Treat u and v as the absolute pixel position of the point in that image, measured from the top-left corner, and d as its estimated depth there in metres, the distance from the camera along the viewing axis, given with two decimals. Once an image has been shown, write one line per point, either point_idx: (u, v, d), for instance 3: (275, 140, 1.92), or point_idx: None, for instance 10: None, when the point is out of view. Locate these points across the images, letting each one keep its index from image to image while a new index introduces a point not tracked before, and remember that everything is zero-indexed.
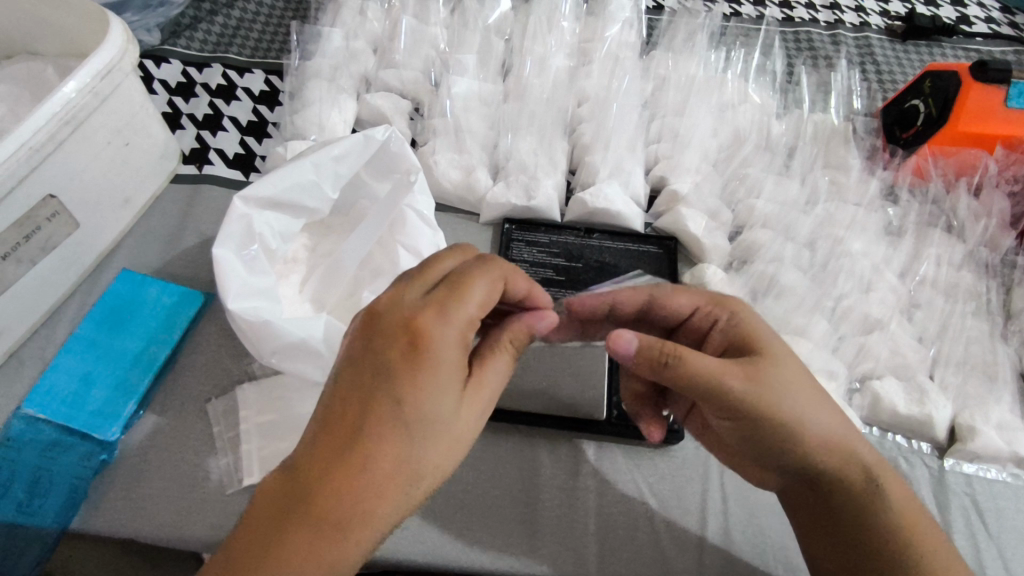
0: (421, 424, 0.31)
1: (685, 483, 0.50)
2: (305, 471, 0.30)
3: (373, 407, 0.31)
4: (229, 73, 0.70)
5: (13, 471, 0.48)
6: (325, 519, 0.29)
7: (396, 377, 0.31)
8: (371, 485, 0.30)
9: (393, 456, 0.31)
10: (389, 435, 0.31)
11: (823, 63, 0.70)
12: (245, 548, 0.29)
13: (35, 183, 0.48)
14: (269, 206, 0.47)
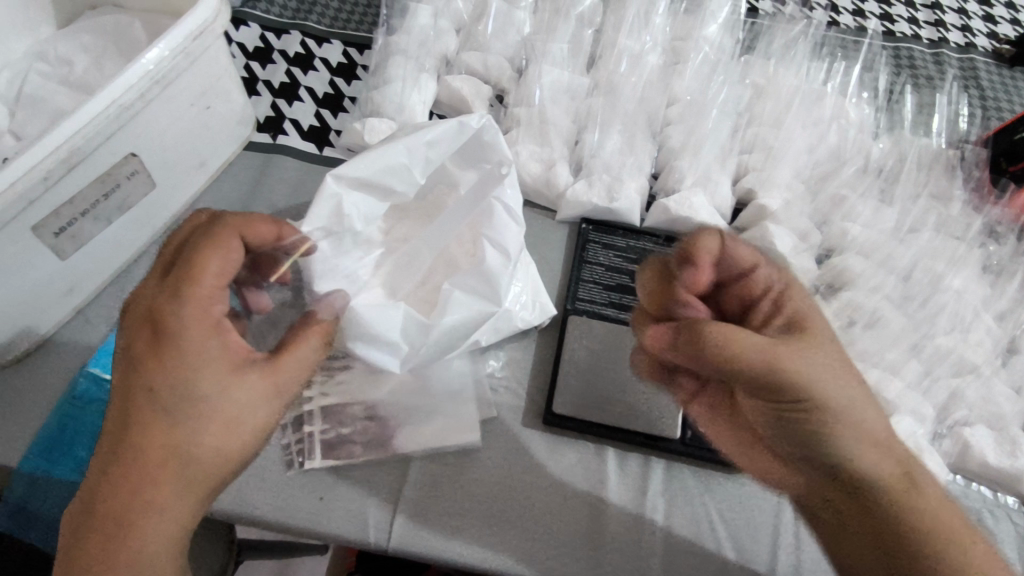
0: (192, 406, 0.33)
1: (756, 513, 0.48)
2: (114, 439, 0.33)
3: (144, 370, 0.33)
4: (308, 41, 0.68)
5: (77, 430, 0.48)
6: (144, 471, 0.33)
7: (141, 368, 0.33)
8: (144, 474, 0.32)
9: (175, 405, 0.33)
10: (157, 424, 0.33)
11: (926, 83, 0.66)
12: (72, 528, 0.33)
13: (120, 142, 0.47)
14: (358, 187, 0.45)
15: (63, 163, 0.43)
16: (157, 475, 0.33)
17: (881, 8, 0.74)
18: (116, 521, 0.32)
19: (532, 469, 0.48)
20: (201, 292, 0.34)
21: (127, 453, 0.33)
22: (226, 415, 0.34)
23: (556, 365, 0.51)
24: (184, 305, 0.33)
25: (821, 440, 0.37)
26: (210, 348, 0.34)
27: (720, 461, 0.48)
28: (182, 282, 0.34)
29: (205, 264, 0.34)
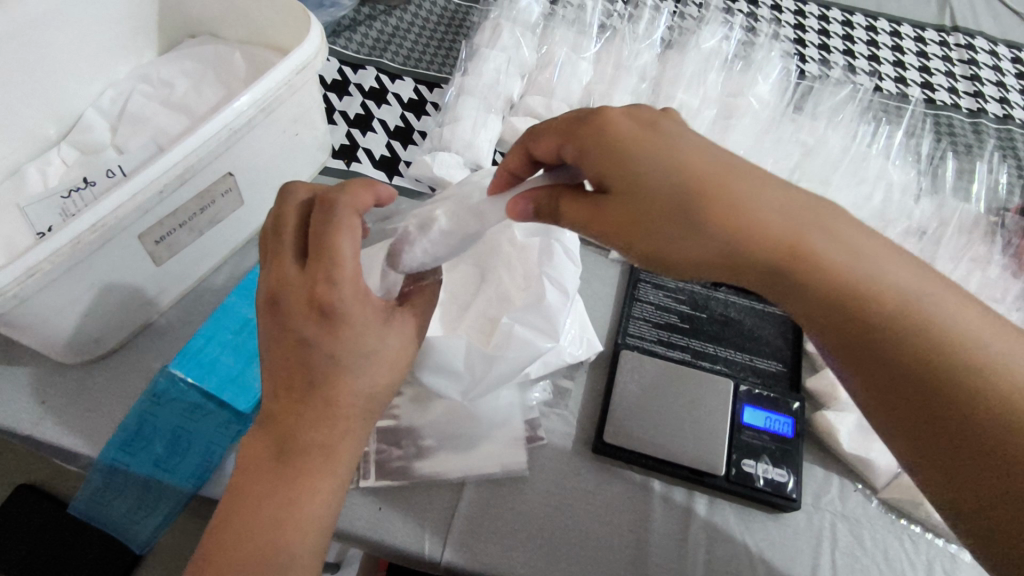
0: (363, 357, 0.39)
1: (794, 553, 0.49)
2: (295, 400, 0.39)
3: (320, 341, 0.38)
4: (382, 77, 0.73)
5: (154, 426, 0.51)
6: (329, 424, 0.39)
7: (316, 337, 0.38)
8: (334, 416, 0.39)
9: (350, 360, 0.39)
10: (342, 378, 0.39)
11: (966, 151, 0.70)
12: (267, 478, 0.38)
13: (222, 162, 0.51)
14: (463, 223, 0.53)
15: (177, 177, 0.47)
16: (339, 417, 0.39)
17: (922, 76, 0.77)
18: (311, 459, 0.38)
19: (580, 495, 0.51)
20: (347, 267, 0.38)
21: (315, 406, 0.38)
22: (390, 355, 0.41)
23: (607, 397, 0.53)
24: (340, 287, 0.38)
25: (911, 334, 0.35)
26: (366, 310, 0.39)
27: (764, 501, 0.50)
28: (328, 265, 0.38)
29: (342, 250, 0.38)
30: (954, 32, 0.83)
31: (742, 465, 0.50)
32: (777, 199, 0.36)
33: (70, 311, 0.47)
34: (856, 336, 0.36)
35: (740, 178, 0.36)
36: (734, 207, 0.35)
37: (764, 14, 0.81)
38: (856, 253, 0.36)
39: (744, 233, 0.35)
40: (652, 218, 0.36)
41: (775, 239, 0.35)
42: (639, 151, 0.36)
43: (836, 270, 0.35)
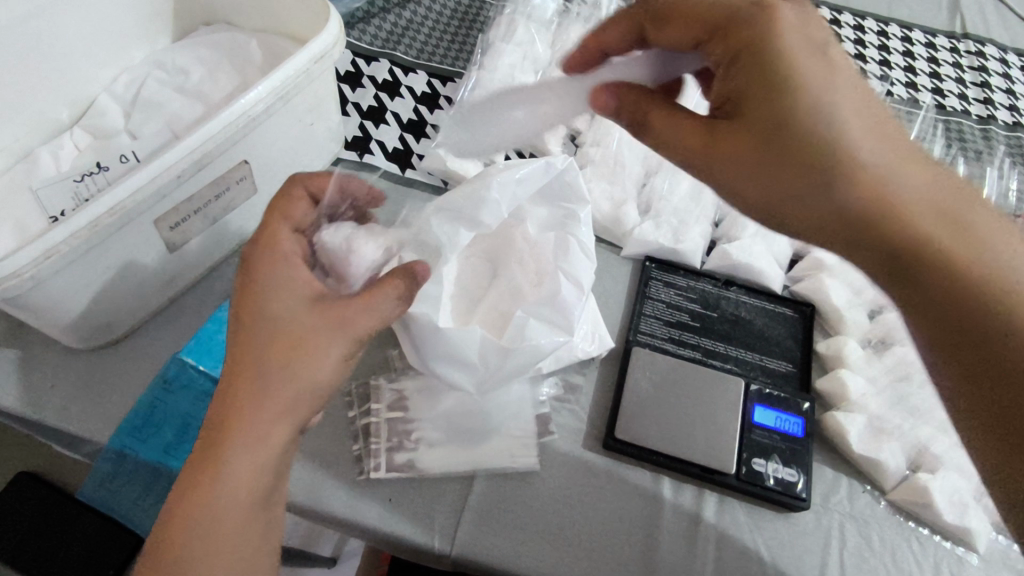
0: (269, 325, 0.39)
1: (803, 552, 0.49)
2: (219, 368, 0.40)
3: (236, 305, 0.40)
4: (395, 70, 0.73)
5: (165, 414, 0.50)
6: (230, 400, 0.38)
7: (235, 301, 0.40)
8: (234, 386, 0.38)
9: (257, 326, 0.39)
10: (247, 344, 0.39)
11: (976, 157, 0.70)
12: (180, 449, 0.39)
13: (238, 149, 0.51)
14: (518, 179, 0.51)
15: (195, 163, 0.47)
16: (240, 389, 0.38)
17: (932, 82, 0.78)
18: (212, 433, 0.38)
19: (590, 490, 0.51)
20: (267, 233, 0.42)
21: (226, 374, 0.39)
22: (298, 334, 0.39)
23: (619, 393, 0.53)
24: (255, 251, 0.41)
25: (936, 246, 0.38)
26: (280, 277, 0.40)
27: (773, 500, 0.50)
28: (257, 233, 0.42)
29: (271, 220, 0.43)
30: (965, 38, 0.83)
31: (752, 463, 0.50)
32: (808, 142, 0.38)
33: (84, 295, 0.46)
34: (889, 249, 0.39)
35: (870, 111, 0.39)
36: (837, 122, 0.38)
37: None
38: (897, 181, 0.38)
39: (810, 162, 0.38)
40: (760, 133, 0.38)
41: (864, 182, 0.38)
42: (775, 77, 0.37)
43: (862, 176, 0.38)
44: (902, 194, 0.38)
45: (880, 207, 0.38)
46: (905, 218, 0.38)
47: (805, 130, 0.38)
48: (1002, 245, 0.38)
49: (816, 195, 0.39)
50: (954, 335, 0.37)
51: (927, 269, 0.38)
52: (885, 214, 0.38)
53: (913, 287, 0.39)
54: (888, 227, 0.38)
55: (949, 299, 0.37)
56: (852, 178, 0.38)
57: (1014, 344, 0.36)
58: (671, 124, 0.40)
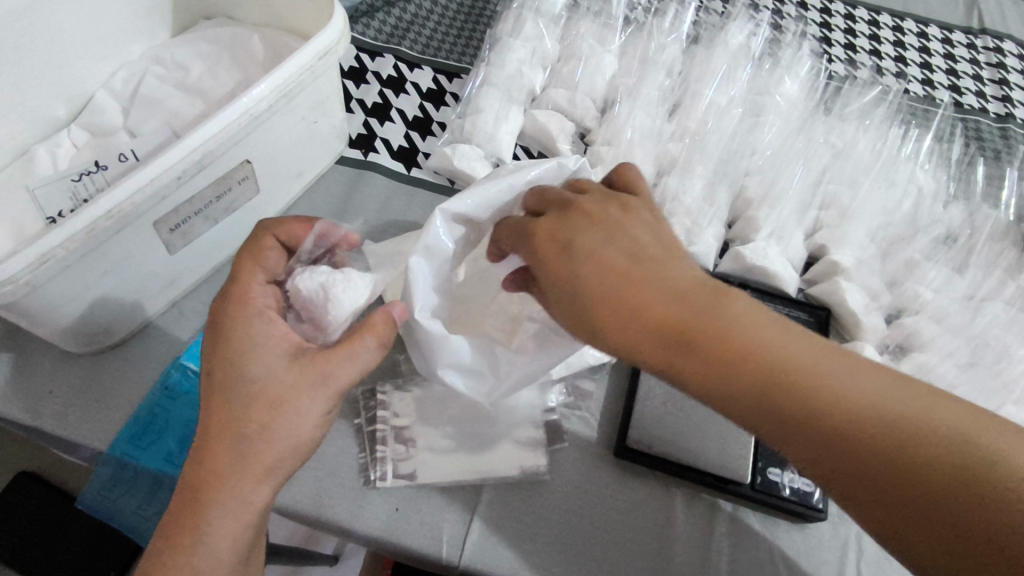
0: (245, 386, 0.38)
1: (819, 563, 0.48)
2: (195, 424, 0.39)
3: (211, 361, 0.39)
4: (400, 65, 0.71)
5: (166, 421, 0.49)
6: (208, 461, 0.37)
7: (209, 359, 0.39)
8: (212, 447, 0.37)
9: (232, 387, 0.38)
10: (223, 404, 0.38)
11: (994, 157, 0.68)
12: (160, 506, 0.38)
13: (240, 149, 0.49)
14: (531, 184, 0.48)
15: (196, 164, 0.45)
16: (219, 450, 0.37)
17: (949, 79, 0.76)
18: (189, 495, 0.37)
19: (601, 500, 0.49)
20: (235, 290, 0.41)
21: (203, 434, 0.38)
22: (276, 391, 0.38)
23: (631, 400, 0.52)
24: (229, 307, 0.40)
25: (810, 398, 0.31)
26: (258, 334, 0.39)
27: (790, 511, 0.49)
28: (230, 287, 0.41)
29: (245, 275, 0.42)
30: (982, 34, 0.82)
31: (767, 473, 0.49)
32: (701, 304, 0.34)
33: (82, 299, 0.45)
34: (809, 434, 0.31)
35: (667, 280, 0.35)
36: (584, 279, 0.36)
37: (790, 11, 0.79)
38: (771, 333, 0.33)
39: (645, 341, 0.34)
40: (583, 311, 0.36)
41: (719, 331, 0.33)
42: (571, 251, 0.37)
43: (744, 346, 0.33)
44: (827, 370, 0.32)
45: (773, 376, 0.32)
46: (808, 382, 0.32)
47: (616, 303, 0.35)
48: (903, 385, 0.32)
49: (628, 325, 0.35)
50: (883, 483, 0.30)
51: (847, 433, 0.30)
52: (785, 387, 0.32)
53: (800, 445, 0.32)
54: (784, 409, 0.31)
55: (884, 467, 0.30)
56: (684, 328, 0.34)
57: (991, 512, 0.28)
58: (547, 295, 0.39)
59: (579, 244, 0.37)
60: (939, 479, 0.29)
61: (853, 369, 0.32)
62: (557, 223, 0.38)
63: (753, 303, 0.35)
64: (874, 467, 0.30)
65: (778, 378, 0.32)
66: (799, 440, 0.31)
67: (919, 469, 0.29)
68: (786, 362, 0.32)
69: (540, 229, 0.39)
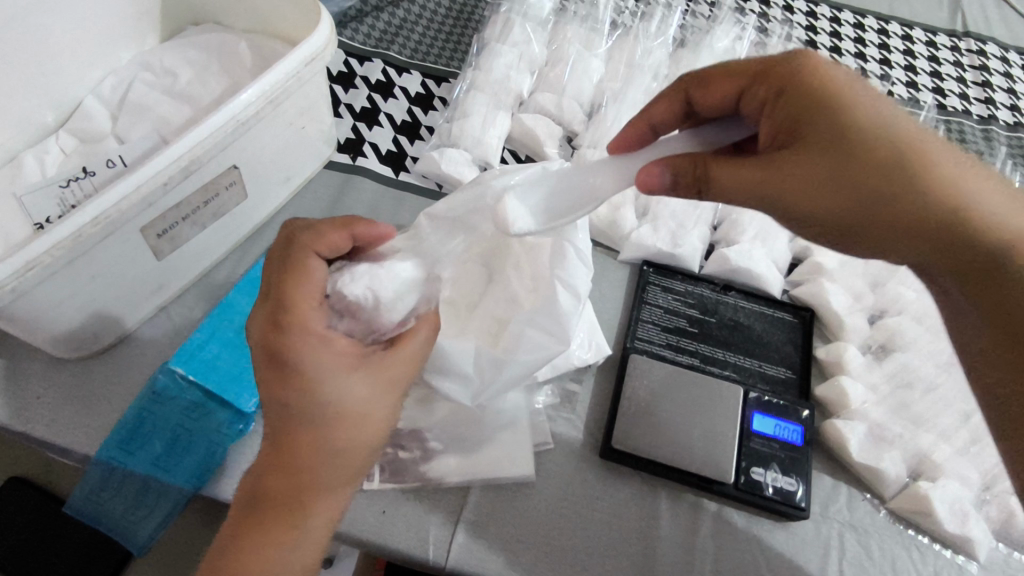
0: (334, 412, 0.38)
1: (802, 562, 0.49)
2: (271, 450, 0.38)
3: (280, 388, 0.37)
4: (388, 70, 0.71)
5: (154, 425, 0.49)
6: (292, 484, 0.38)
7: (277, 385, 0.37)
8: (304, 474, 0.38)
9: (319, 413, 0.38)
10: (313, 432, 0.38)
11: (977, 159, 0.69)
12: (242, 534, 0.38)
13: (227, 155, 0.50)
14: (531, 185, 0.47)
15: (182, 170, 0.46)
16: (314, 473, 0.38)
17: (933, 82, 0.77)
18: (285, 518, 0.38)
19: (587, 500, 0.50)
20: (299, 315, 0.38)
21: (289, 461, 0.38)
22: (364, 406, 0.39)
23: (616, 401, 0.52)
24: (289, 334, 0.37)
25: (1017, 242, 0.39)
26: (327, 358, 0.38)
27: (772, 509, 0.49)
28: (283, 311, 0.37)
29: (298, 294, 0.38)
30: (965, 37, 0.83)
31: (750, 472, 0.50)
32: (912, 151, 0.38)
33: (70, 305, 0.45)
34: (962, 252, 0.39)
35: (967, 171, 0.40)
36: (960, 187, 0.39)
37: (776, 14, 0.80)
38: (965, 185, 0.39)
39: (916, 182, 0.37)
40: (864, 173, 0.37)
41: (940, 179, 0.38)
42: (835, 106, 0.37)
43: (960, 200, 0.38)
44: (965, 190, 0.39)
45: (979, 223, 0.39)
46: (981, 219, 0.39)
47: (922, 179, 0.38)
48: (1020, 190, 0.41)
49: (879, 192, 0.38)
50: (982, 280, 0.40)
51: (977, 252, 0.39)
52: (948, 220, 0.38)
53: (973, 275, 0.40)
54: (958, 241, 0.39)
55: (984, 261, 0.39)
56: (970, 215, 0.39)
57: None
58: (741, 166, 0.38)
59: (919, 135, 0.39)
60: None
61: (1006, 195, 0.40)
62: (848, 99, 0.38)
63: (938, 143, 0.40)
64: None
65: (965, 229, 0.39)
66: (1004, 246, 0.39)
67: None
68: (946, 194, 0.38)
69: (829, 99, 0.37)
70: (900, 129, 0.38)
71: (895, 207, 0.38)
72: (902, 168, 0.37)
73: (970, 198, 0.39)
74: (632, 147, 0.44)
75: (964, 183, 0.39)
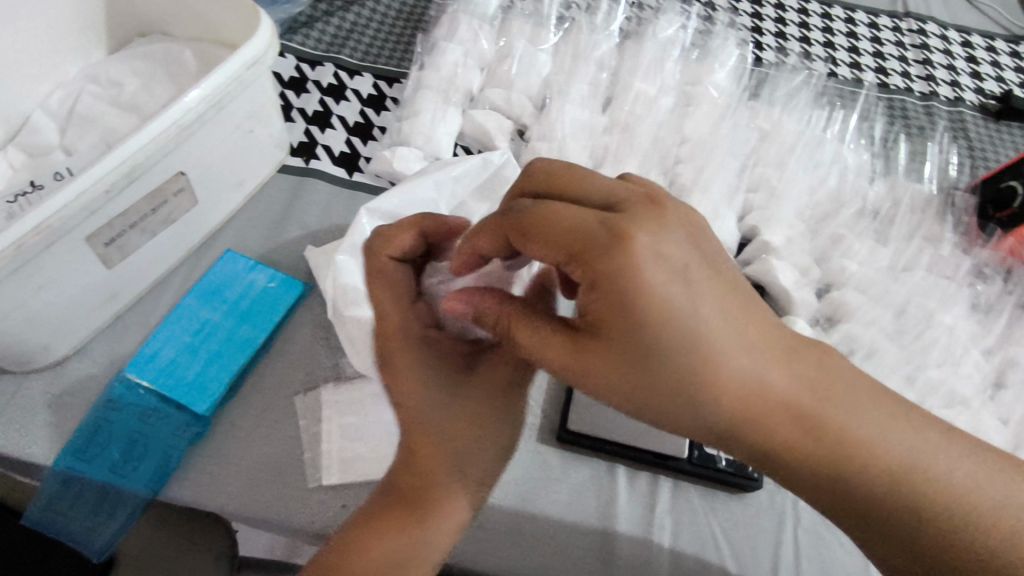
0: (481, 391, 0.41)
1: (757, 532, 0.50)
2: (428, 434, 0.40)
3: (418, 372, 0.40)
4: (340, 73, 0.72)
5: (110, 432, 0.50)
6: (425, 468, 0.40)
7: (439, 380, 0.41)
8: (463, 442, 0.40)
9: (474, 391, 0.41)
10: (468, 406, 0.41)
11: (918, 133, 0.71)
12: (407, 514, 0.39)
13: (173, 159, 0.50)
14: (469, 179, 0.52)
15: (126, 176, 0.46)
16: (472, 445, 0.41)
17: (876, 62, 0.79)
18: (445, 489, 0.40)
19: (545, 484, 0.51)
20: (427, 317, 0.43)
21: (445, 440, 0.40)
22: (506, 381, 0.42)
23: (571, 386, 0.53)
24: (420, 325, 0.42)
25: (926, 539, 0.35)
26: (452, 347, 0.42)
27: (726, 482, 0.50)
28: (381, 290, 0.42)
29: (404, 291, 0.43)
30: (906, 17, 0.85)
31: (704, 447, 0.51)
32: (713, 377, 0.32)
33: (17, 316, 0.46)
34: (826, 474, 0.34)
35: (835, 393, 0.34)
36: (794, 429, 0.34)
37: (721, 3, 0.82)
38: (828, 404, 0.34)
39: (759, 422, 0.33)
40: (662, 392, 0.33)
41: (801, 424, 0.34)
42: (651, 322, 0.31)
43: (838, 454, 0.34)
44: (823, 413, 0.34)
45: (884, 479, 0.34)
46: (875, 484, 0.34)
47: (715, 389, 0.33)
48: (948, 451, 0.36)
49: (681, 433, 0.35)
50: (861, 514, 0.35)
51: (857, 513, 0.35)
52: (794, 456, 0.34)
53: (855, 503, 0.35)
54: (842, 490, 0.35)
55: (882, 513, 0.35)
56: (815, 460, 0.34)
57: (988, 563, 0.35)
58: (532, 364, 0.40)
59: (717, 321, 0.32)
60: (937, 509, 0.35)
61: (912, 433, 0.35)
62: (668, 288, 0.31)
63: (833, 387, 0.34)
64: (908, 543, 0.35)
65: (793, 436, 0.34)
66: (869, 535, 0.36)
67: (923, 502, 0.35)
68: (797, 444, 0.34)
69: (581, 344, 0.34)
70: (726, 394, 0.33)
71: (721, 441, 0.35)
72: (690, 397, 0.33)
73: (834, 466, 0.34)
74: (472, 265, 0.40)
75: (795, 403, 0.33)
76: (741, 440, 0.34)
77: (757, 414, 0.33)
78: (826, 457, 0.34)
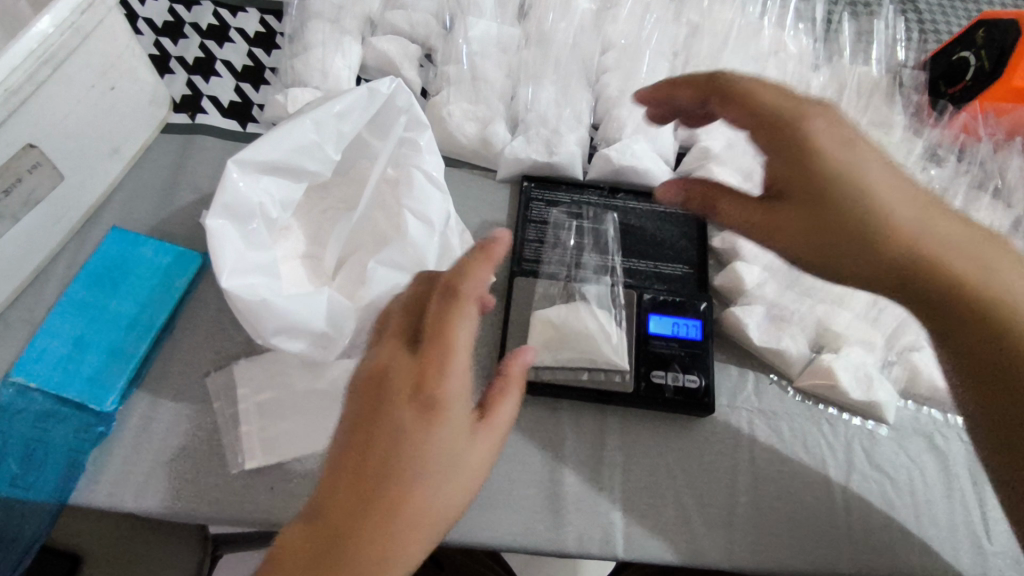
0: (443, 457, 0.32)
1: (713, 457, 0.47)
2: (370, 481, 0.31)
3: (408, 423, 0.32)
4: (221, 12, 0.64)
5: (5, 442, 0.45)
6: (346, 528, 0.30)
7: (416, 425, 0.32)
8: (408, 518, 0.31)
9: (445, 457, 0.32)
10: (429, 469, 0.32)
11: (864, 10, 0.65)
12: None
13: (14, 131, 0.43)
14: (353, 115, 0.46)
15: None
16: (416, 516, 0.31)
17: None
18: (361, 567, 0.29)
19: None
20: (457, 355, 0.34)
21: (386, 496, 0.31)
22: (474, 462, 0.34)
23: (505, 330, 0.49)
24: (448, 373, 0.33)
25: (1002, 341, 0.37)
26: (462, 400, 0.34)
27: (677, 410, 0.48)
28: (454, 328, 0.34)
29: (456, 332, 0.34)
30: None
31: (651, 377, 0.48)
32: (852, 176, 0.39)
33: None
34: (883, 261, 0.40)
35: (906, 199, 0.40)
36: (900, 219, 0.39)
37: None
38: (881, 200, 0.39)
39: (888, 212, 0.39)
40: (837, 223, 0.40)
41: (889, 221, 0.39)
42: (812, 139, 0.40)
43: (897, 235, 0.39)
44: (885, 204, 0.39)
45: (924, 268, 0.39)
46: (923, 273, 0.39)
47: (844, 202, 0.40)
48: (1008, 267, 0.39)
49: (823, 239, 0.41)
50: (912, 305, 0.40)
51: (935, 303, 0.39)
52: (887, 248, 0.39)
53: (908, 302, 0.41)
54: (912, 272, 0.39)
55: (937, 304, 0.39)
56: (890, 243, 0.39)
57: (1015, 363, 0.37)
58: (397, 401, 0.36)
59: (887, 176, 0.40)
60: (983, 309, 0.38)
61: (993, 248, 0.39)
62: (809, 125, 0.40)
63: (893, 198, 0.39)
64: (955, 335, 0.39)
65: (880, 234, 0.39)
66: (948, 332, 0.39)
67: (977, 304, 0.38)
68: (873, 230, 0.39)
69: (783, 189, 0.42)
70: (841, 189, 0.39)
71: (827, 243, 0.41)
72: (872, 236, 0.39)
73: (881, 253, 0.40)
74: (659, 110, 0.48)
75: (902, 213, 0.39)
76: (826, 229, 0.41)
77: (850, 208, 0.40)
78: (881, 241, 0.39)
